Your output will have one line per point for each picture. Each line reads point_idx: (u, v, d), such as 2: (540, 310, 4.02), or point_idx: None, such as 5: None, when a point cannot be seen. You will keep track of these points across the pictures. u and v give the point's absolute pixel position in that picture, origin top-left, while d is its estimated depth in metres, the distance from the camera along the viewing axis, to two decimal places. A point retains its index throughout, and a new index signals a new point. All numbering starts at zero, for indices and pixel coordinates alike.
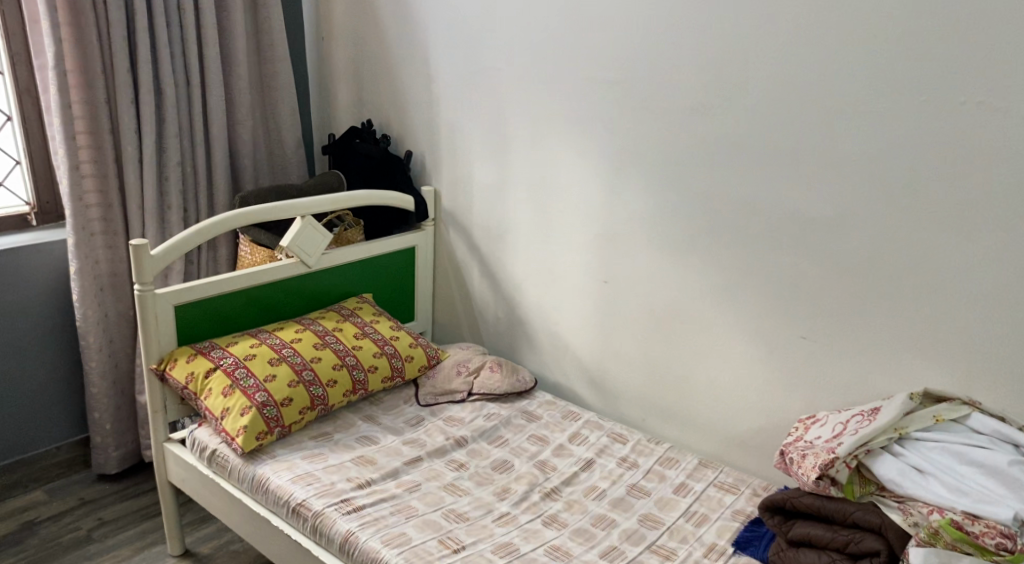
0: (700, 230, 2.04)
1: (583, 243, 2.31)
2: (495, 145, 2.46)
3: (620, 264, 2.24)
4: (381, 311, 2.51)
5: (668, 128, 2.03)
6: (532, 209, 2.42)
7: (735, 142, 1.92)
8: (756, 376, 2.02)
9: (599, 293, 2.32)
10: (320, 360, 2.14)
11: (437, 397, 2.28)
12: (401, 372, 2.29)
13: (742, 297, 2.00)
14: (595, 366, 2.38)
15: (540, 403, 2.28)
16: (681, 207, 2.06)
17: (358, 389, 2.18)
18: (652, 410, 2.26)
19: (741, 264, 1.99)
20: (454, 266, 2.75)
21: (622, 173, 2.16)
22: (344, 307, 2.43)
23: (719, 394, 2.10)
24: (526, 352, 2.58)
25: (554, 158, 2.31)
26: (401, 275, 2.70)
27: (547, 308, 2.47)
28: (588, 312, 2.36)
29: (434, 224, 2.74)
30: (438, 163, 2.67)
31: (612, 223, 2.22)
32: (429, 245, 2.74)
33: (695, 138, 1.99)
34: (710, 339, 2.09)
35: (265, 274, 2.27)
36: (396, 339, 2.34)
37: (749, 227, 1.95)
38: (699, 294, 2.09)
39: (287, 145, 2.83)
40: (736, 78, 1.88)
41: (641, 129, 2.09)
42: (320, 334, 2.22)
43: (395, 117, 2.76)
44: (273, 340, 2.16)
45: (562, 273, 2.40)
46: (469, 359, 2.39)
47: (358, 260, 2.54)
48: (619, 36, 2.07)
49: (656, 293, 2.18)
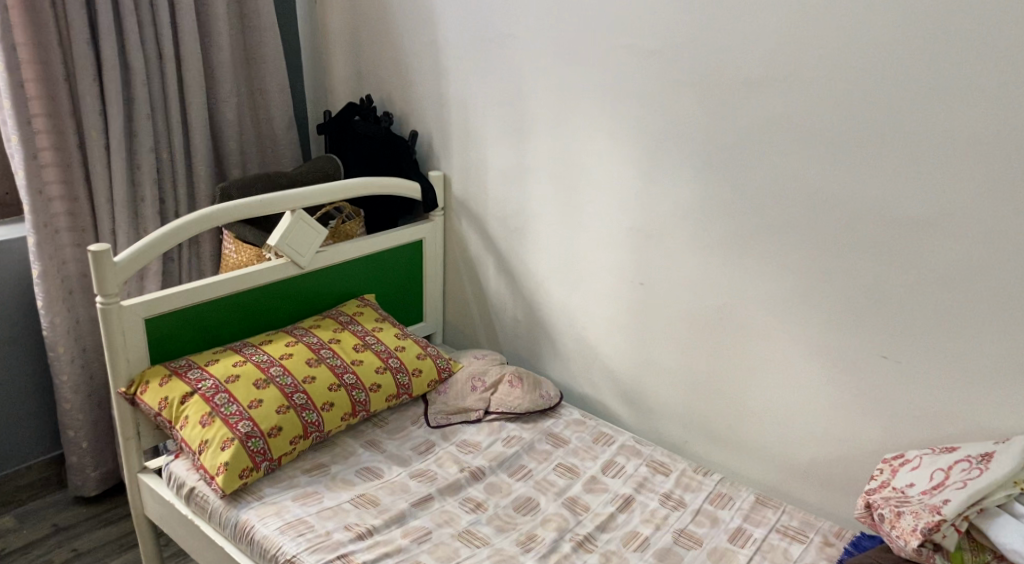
0: (758, 227, 1.72)
1: (615, 239, 2.00)
2: (512, 125, 2.13)
3: (659, 263, 1.93)
4: (385, 315, 2.22)
5: (720, 107, 1.70)
6: (555, 199, 2.10)
7: (805, 121, 1.59)
8: (823, 397, 1.72)
9: (634, 295, 2.01)
10: (315, 380, 1.86)
11: (449, 417, 1.99)
12: (408, 388, 2.00)
13: (809, 305, 1.69)
14: (627, 378, 2.08)
15: (567, 422, 1.99)
16: (736, 199, 1.74)
17: (358, 411, 1.90)
18: (695, 431, 1.96)
19: (808, 269, 1.67)
20: (467, 260, 2.44)
21: (662, 158, 1.84)
22: (342, 312, 2.14)
23: (777, 416, 1.80)
24: (549, 359, 2.28)
25: (581, 140, 1.99)
26: (406, 272, 2.40)
27: (574, 311, 2.17)
28: (621, 317, 2.06)
29: (444, 213, 2.43)
30: (447, 144, 2.35)
31: (650, 217, 1.91)
32: (438, 237, 2.43)
33: (753, 117, 1.66)
34: (767, 353, 1.79)
35: (251, 277, 1.98)
36: (401, 350, 2.05)
37: (820, 223, 1.62)
38: (755, 301, 1.78)
39: (277, 125, 2.52)
40: (809, 42, 1.54)
41: (687, 105, 1.75)
42: (314, 348, 1.94)
43: (398, 91, 2.43)
44: (260, 356, 1.87)
45: (590, 272, 2.09)
46: (486, 371, 2.09)
47: (358, 257, 2.24)
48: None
49: (702, 298, 1.87)
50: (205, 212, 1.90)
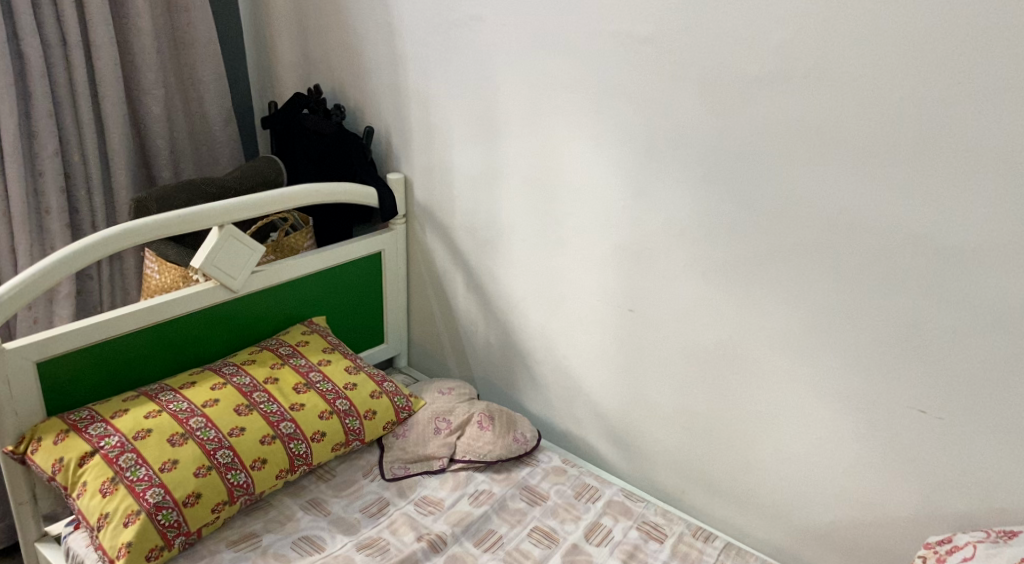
0: (773, 250, 1.43)
1: (600, 257, 1.70)
2: (479, 123, 1.83)
3: (652, 287, 1.63)
4: (336, 343, 1.92)
5: (726, 108, 1.40)
6: (531, 209, 1.80)
7: (832, 124, 1.29)
8: (848, 452, 1.44)
9: (622, 324, 1.72)
10: (244, 432, 1.56)
11: (408, 467, 1.71)
12: (359, 434, 1.71)
13: (832, 346, 1.40)
14: (614, 417, 1.79)
15: (545, 472, 1.70)
16: (745, 216, 1.44)
17: (298, 465, 1.61)
18: (692, 482, 1.68)
19: (832, 303, 1.38)
20: (432, 274, 2.14)
21: (655, 165, 1.54)
22: (284, 342, 1.84)
23: (791, 471, 1.52)
24: (525, 390, 1.99)
25: (559, 141, 1.68)
26: (363, 288, 2.10)
27: (553, 337, 1.88)
28: (607, 347, 1.77)
29: (404, 222, 2.12)
30: (407, 142, 2.04)
31: (641, 233, 1.61)
32: (398, 249, 2.13)
33: (766, 121, 1.36)
34: (781, 397, 1.50)
35: (169, 306, 1.67)
36: (352, 388, 1.76)
37: (849, 248, 1.33)
38: (766, 337, 1.49)
39: (212, 120, 2.19)
40: (836, 28, 1.24)
41: (684, 103, 1.45)
42: (245, 392, 1.64)
43: (351, 81, 2.11)
44: (180, 405, 1.57)
45: (571, 294, 1.80)
46: (451, 411, 1.80)
47: (303, 276, 1.93)
48: None
49: (704, 331, 1.57)
50: (103, 234, 1.56)
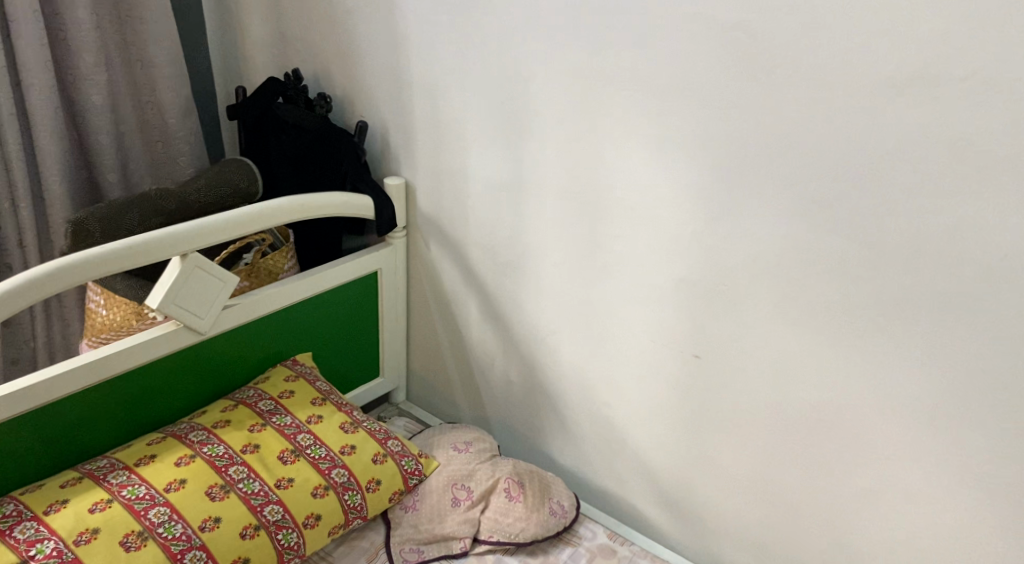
0: (896, 299, 1.13)
1: (658, 291, 1.39)
2: (505, 123, 1.48)
3: (726, 332, 1.33)
4: (327, 388, 1.58)
5: (843, 121, 1.09)
6: (568, 229, 1.47)
7: (997, 146, 0.99)
8: (979, 546, 1.19)
9: (683, 372, 1.41)
10: (219, 524, 1.23)
11: (421, 551, 1.40)
12: (360, 511, 1.40)
13: (968, 420, 1.13)
14: (668, 480, 1.51)
15: (590, 554, 1.42)
16: (860, 255, 1.14)
17: (287, 560, 1.29)
18: (769, 560, 1.42)
19: (973, 368, 1.10)
20: (438, 295, 1.79)
21: (739, 184, 1.22)
22: (263, 393, 1.49)
23: (899, 561, 1.27)
24: (554, 438, 1.68)
25: (609, 149, 1.35)
26: (356, 316, 1.76)
27: (591, 381, 1.56)
28: (662, 395, 1.46)
29: (404, 234, 1.78)
30: (409, 141, 1.69)
31: (715, 267, 1.30)
32: (397, 267, 1.79)
33: (901, 139, 1.05)
34: (893, 474, 1.23)
35: (119, 359, 1.31)
36: (351, 453, 1.43)
37: (1005, 305, 1.05)
38: (878, 403, 1.20)
39: (167, 111, 1.81)
40: (1014, 21, 0.94)
41: (785, 108, 1.14)
42: (219, 467, 1.30)
43: (339, 66, 1.74)
44: (135, 490, 1.22)
45: (618, 333, 1.48)
46: (471, 475, 1.50)
47: (285, 307, 1.59)
48: None
49: (793, 390, 1.29)
50: (19, 279, 1.18)
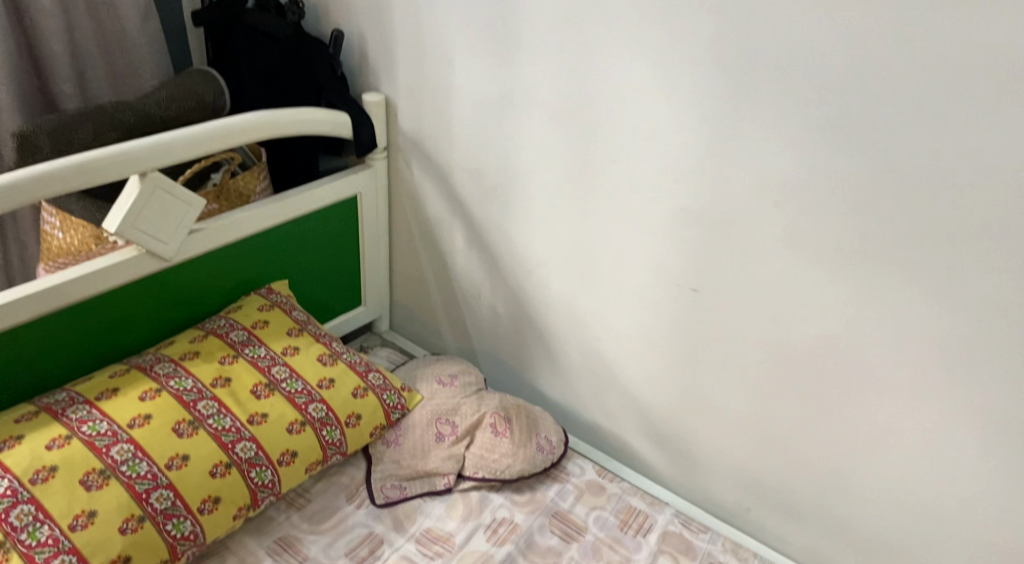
0: (915, 230, 1.03)
1: (656, 219, 1.29)
2: (491, 31, 1.34)
3: (728, 263, 1.23)
4: (304, 318, 1.49)
5: (869, 29, 0.97)
6: (560, 150, 1.36)
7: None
8: (986, 492, 1.12)
9: (679, 306, 1.33)
10: (187, 462, 1.16)
11: (404, 486, 1.35)
12: (340, 447, 1.33)
13: (985, 360, 1.05)
14: (660, 416, 1.44)
15: (578, 491, 1.37)
16: (878, 180, 1.04)
17: (262, 498, 1.23)
18: (762, 499, 1.36)
19: (995, 305, 1.01)
20: (422, 222, 1.69)
21: (749, 100, 1.10)
22: (235, 322, 1.40)
23: (898, 504, 1.21)
24: (541, 372, 1.61)
25: (607, 61, 1.22)
26: (335, 242, 1.65)
27: (582, 314, 1.48)
28: (657, 330, 1.38)
29: (385, 155, 1.66)
30: (388, 51, 1.54)
31: (719, 191, 1.19)
32: (378, 190, 1.68)
33: (932, 50, 0.94)
34: (898, 416, 1.16)
35: (75, 286, 1.21)
36: (329, 386, 1.36)
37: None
38: (887, 342, 1.12)
39: (123, 16, 1.64)
40: None
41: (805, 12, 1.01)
42: (187, 402, 1.22)
43: None
44: (97, 426, 1.14)
45: (612, 263, 1.39)
46: (456, 409, 1.44)
47: (257, 232, 1.48)
48: None
49: (797, 327, 1.20)
50: None
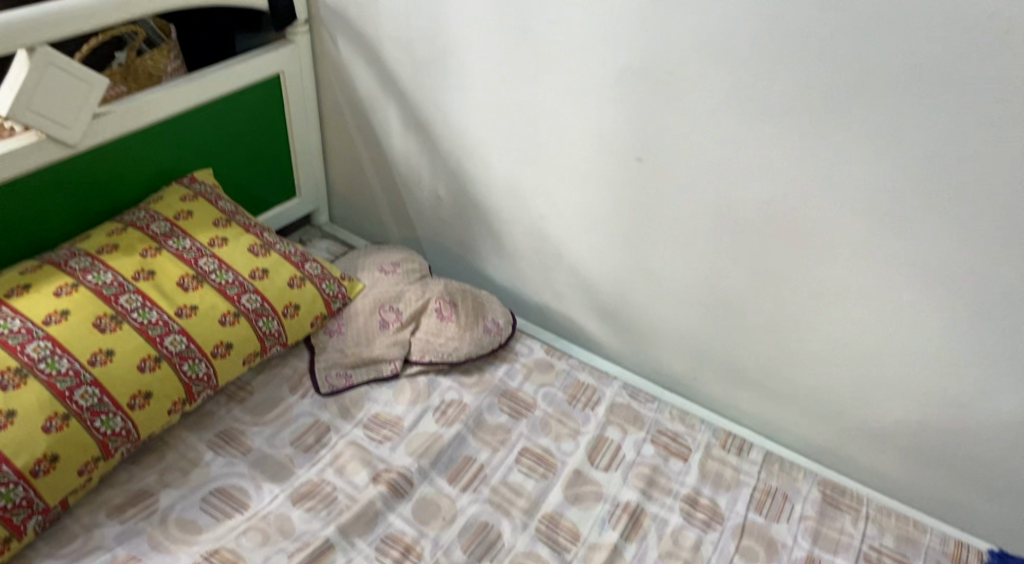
0: (881, 63, 0.95)
1: (598, 82, 1.20)
2: None
3: (675, 129, 1.16)
4: (233, 209, 1.40)
5: None
6: (497, 12, 1.24)
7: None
8: (931, 345, 1.11)
9: (625, 178, 1.26)
10: (112, 357, 1.09)
11: (350, 374, 1.31)
12: (278, 338, 1.28)
13: (942, 203, 1.00)
14: (609, 293, 1.42)
15: (527, 370, 1.35)
16: (843, 13, 0.95)
17: (198, 392, 1.18)
18: (709, 367, 1.37)
19: (944, 159, 0.97)
20: (353, 104, 1.57)
21: None
22: (157, 213, 1.31)
23: (846, 364, 1.21)
24: (489, 257, 1.56)
25: None
26: (265, 127, 1.53)
27: (525, 192, 1.41)
28: (604, 204, 1.32)
29: (308, 29, 1.52)
30: None
31: (663, 52, 1.11)
32: (304, 72, 1.55)
33: None
34: (846, 272, 1.13)
35: None
36: (262, 277, 1.29)
37: (1012, 56, 0.88)
38: (835, 195, 1.07)
39: None
40: None
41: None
42: (107, 297, 1.14)
43: None
44: (8, 324, 1.06)
45: (554, 133, 1.30)
46: (399, 297, 1.38)
47: (173, 117, 1.35)
48: None
49: (745, 189, 1.15)
50: None
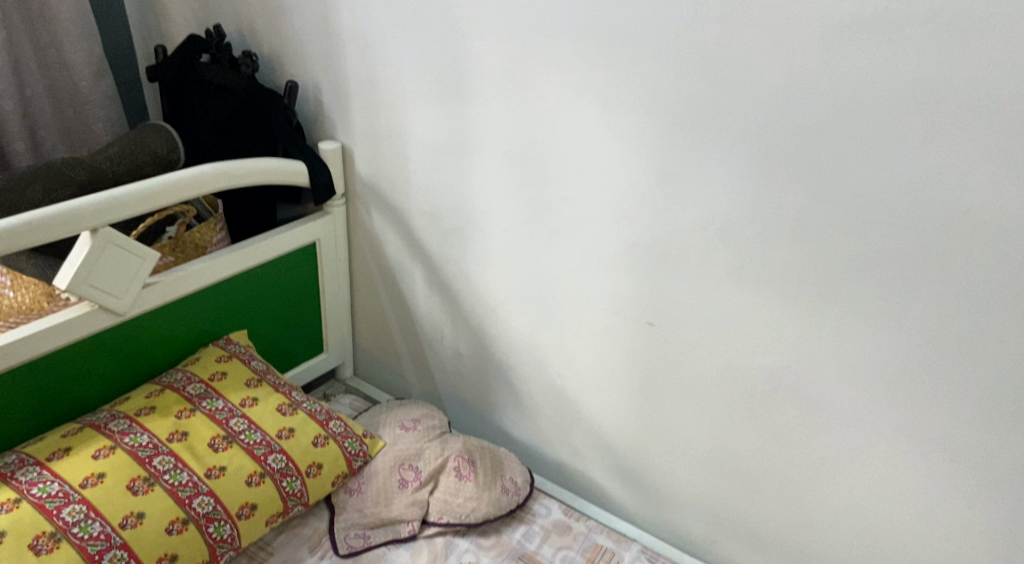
0: (870, 246, 1.03)
1: (609, 256, 1.29)
2: (443, 83, 1.35)
3: (682, 301, 1.24)
4: (264, 368, 1.48)
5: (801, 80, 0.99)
6: (515, 193, 1.36)
7: (1012, 44, 0.86)
8: (944, 515, 1.13)
9: (637, 343, 1.33)
10: (142, 520, 1.13)
11: (368, 535, 1.32)
12: (301, 498, 1.32)
13: (942, 375, 1.04)
14: (625, 452, 1.45)
15: (544, 532, 1.36)
16: (833, 202, 1.03)
17: (221, 554, 1.21)
18: (727, 530, 1.37)
19: (936, 341, 1.03)
20: (382, 268, 1.69)
21: (692, 142, 1.11)
22: (193, 375, 1.38)
23: (862, 531, 1.22)
24: (507, 413, 1.61)
25: (556, 111, 1.24)
26: (299, 289, 1.64)
27: (543, 353, 1.48)
28: (619, 366, 1.38)
29: (345, 202, 1.66)
30: (344, 105, 1.55)
31: (668, 234, 1.20)
32: (338, 239, 1.69)
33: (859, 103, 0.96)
34: (854, 439, 1.16)
35: (34, 341, 1.20)
36: (288, 436, 1.34)
37: (990, 247, 0.95)
38: (838, 366, 1.13)
39: (78, 79, 1.64)
40: None
41: (749, 24, 1.00)
42: (142, 458, 1.20)
43: (266, 21, 1.60)
44: (47, 488, 1.12)
45: (569, 300, 1.39)
46: (419, 454, 1.42)
47: (216, 283, 1.46)
48: None
49: (751, 357, 1.20)
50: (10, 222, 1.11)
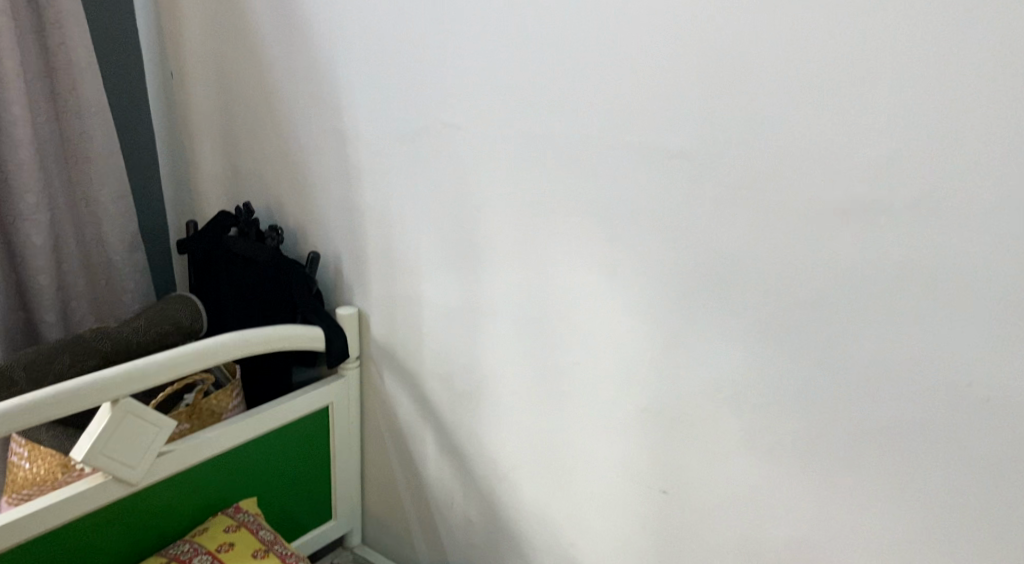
0: (879, 415, 1.04)
1: (619, 421, 1.31)
2: (456, 255, 1.44)
3: (693, 467, 1.24)
4: (271, 537, 1.45)
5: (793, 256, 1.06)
6: (525, 359, 1.40)
7: (997, 229, 0.91)
8: None
9: (651, 510, 1.31)
10: None
11: None
12: None
13: (965, 550, 1.01)
14: None
15: None
16: (837, 369, 1.06)
17: None
18: None
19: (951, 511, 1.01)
20: (394, 431, 1.70)
21: (693, 311, 1.17)
22: (200, 546, 1.36)
23: None
24: None
25: (563, 282, 1.31)
26: (310, 453, 1.65)
27: (555, 520, 1.45)
28: (633, 535, 1.35)
29: (359, 364, 1.71)
30: (362, 274, 1.64)
31: (676, 399, 1.23)
32: (351, 401, 1.71)
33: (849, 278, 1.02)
34: None
35: (45, 515, 1.20)
36: None
37: (991, 419, 0.96)
38: (855, 536, 1.11)
39: (113, 252, 1.75)
40: (946, 164, 0.92)
41: (740, 209, 1.09)
42: None
43: (293, 199, 1.72)
44: None
45: (581, 465, 1.38)
46: None
47: (230, 449, 1.48)
48: (690, 82, 1.08)
49: (767, 527, 1.18)
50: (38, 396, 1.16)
